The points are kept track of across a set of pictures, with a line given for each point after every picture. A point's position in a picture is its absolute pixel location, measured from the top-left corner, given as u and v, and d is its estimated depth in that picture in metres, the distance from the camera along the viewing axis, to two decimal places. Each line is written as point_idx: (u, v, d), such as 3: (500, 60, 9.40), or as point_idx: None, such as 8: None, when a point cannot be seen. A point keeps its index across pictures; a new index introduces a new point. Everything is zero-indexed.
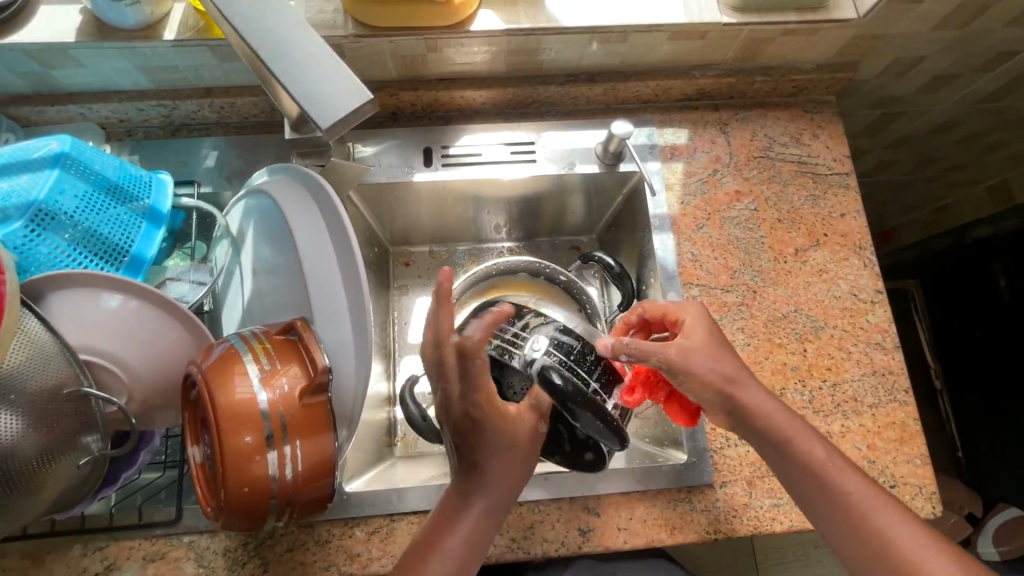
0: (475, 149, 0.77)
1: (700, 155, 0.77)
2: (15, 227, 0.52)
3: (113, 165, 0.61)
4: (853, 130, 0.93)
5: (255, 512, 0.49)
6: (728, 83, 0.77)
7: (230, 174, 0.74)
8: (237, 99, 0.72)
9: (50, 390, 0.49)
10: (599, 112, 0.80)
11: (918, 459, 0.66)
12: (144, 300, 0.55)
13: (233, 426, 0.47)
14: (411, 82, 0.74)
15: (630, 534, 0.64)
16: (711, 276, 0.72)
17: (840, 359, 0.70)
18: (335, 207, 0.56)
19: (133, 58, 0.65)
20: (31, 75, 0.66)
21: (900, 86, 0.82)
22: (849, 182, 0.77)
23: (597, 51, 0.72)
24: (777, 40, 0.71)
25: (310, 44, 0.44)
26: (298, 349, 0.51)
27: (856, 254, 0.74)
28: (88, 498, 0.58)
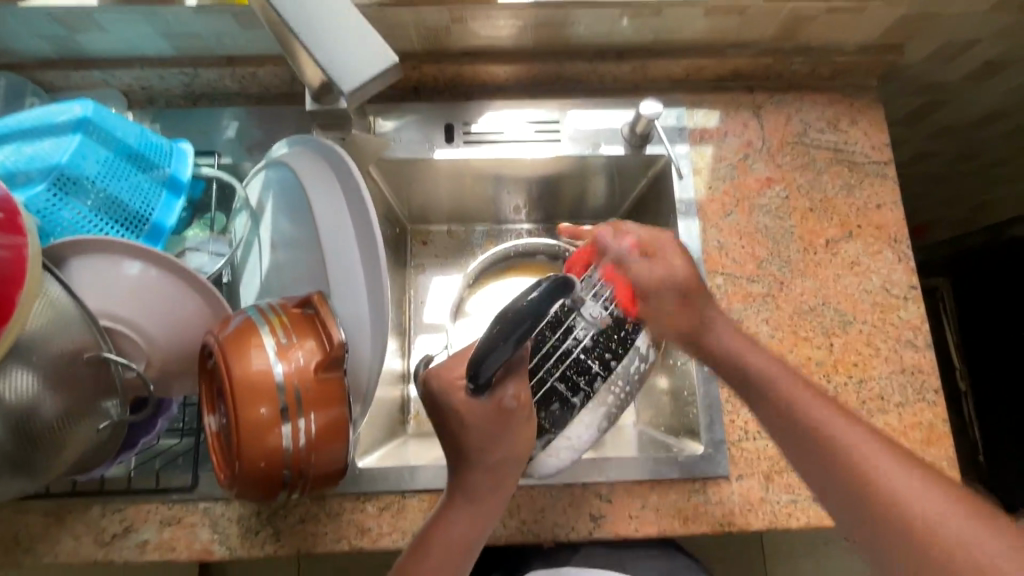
0: (498, 126, 0.75)
1: (731, 139, 0.74)
2: (38, 191, 0.53)
3: (135, 132, 0.61)
4: (893, 118, 0.89)
5: (269, 484, 0.49)
6: (764, 64, 0.74)
7: (250, 145, 0.73)
8: (259, 69, 0.71)
9: (71, 353, 0.50)
10: (626, 92, 0.77)
11: (944, 461, 0.64)
12: (162, 269, 0.55)
13: (249, 398, 0.47)
14: (434, 55, 0.72)
15: (641, 523, 0.63)
16: (736, 265, 0.70)
17: (868, 356, 0.67)
18: (353, 178, 0.56)
19: (156, 23, 0.64)
20: (55, 39, 0.66)
21: (947, 71, 0.77)
22: (888, 172, 0.73)
23: (628, 26, 0.69)
24: (820, 18, 0.68)
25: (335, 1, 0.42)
26: (314, 325, 0.50)
27: (890, 248, 0.71)
28: (108, 460, 0.59)
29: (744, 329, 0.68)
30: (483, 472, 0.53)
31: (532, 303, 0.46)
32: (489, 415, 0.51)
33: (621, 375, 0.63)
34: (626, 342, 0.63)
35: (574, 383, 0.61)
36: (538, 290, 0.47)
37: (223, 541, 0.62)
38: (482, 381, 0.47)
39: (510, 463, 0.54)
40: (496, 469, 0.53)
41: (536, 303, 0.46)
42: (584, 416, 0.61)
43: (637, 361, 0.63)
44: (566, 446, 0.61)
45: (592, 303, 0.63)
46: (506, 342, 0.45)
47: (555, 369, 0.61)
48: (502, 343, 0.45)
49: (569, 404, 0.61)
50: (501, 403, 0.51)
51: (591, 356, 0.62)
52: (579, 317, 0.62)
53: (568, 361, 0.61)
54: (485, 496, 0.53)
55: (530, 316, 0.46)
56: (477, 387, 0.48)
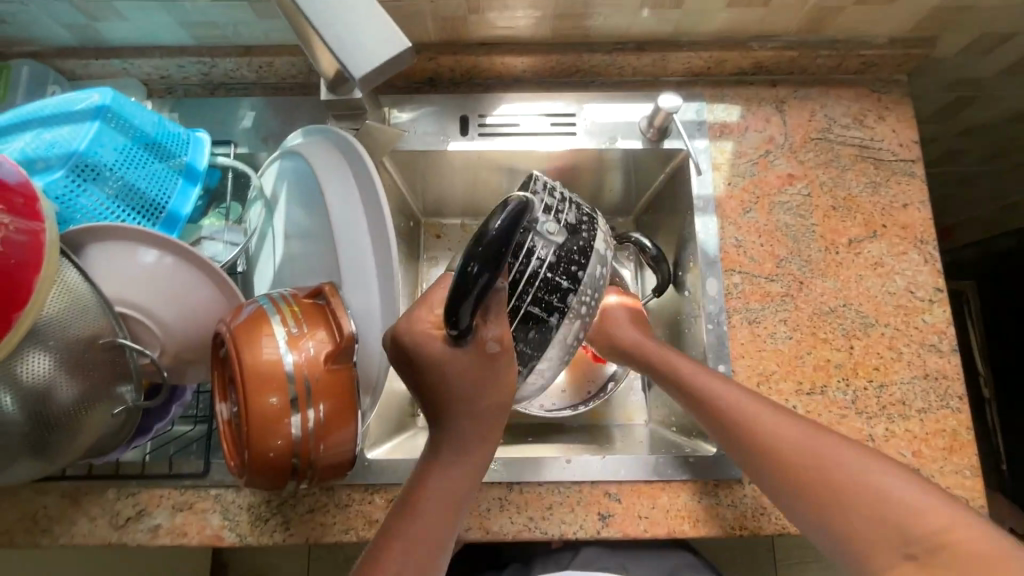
0: (513, 119, 0.74)
1: (752, 134, 0.73)
2: (56, 177, 0.53)
3: (152, 120, 0.61)
4: (922, 115, 0.86)
5: (278, 473, 0.50)
6: (789, 57, 0.72)
7: (266, 135, 0.73)
8: (276, 59, 0.71)
9: (86, 338, 0.50)
10: (645, 85, 0.75)
11: (967, 470, 0.62)
12: (177, 256, 0.56)
13: (258, 387, 0.47)
14: (451, 46, 0.72)
15: (651, 524, 0.62)
16: (755, 264, 0.68)
17: (890, 360, 0.65)
18: (367, 170, 0.56)
19: (174, 11, 0.64)
20: (77, 27, 0.66)
21: (981, 66, 0.75)
22: (916, 170, 0.71)
23: (648, 17, 0.68)
24: (848, 9, 0.66)
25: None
26: (325, 315, 0.50)
27: (916, 249, 0.69)
28: (122, 445, 0.60)
29: (761, 330, 0.66)
30: (469, 422, 0.47)
31: (500, 232, 0.38)
32: (472, 361, 0.45)
33: (592, 287, 0.52)
34: (586, 249, 0.52)
35: (547, 304, 0.50)
36: (503, 216, 0.38)
37: (233, 527, 0.63)
38: (464, 328, 0.41)
39: (499, 413, 0.48)
40: (485, 418, 0.47)
41: (512, 226, 0.38)
42: (559, 336, 0.51)
43: (602, 268, 0.53)
44: (546, 367, 0.53)
45: (547, 217, 0.50)
46: (486, 275, 0.38)
47: (524, 294, 0.49)
48: (482, 282, 0.38)
49: (545, 326, 0.51)
50: (485, 348, 0.44)
51: (555, 274, 0.50)
52: (535, 234, 0.50)
53: (535, 285, 0.50)
54: (473, 449, 0.47)
55: (506, 245, 0.38)
56: (459, 334, 0.42)
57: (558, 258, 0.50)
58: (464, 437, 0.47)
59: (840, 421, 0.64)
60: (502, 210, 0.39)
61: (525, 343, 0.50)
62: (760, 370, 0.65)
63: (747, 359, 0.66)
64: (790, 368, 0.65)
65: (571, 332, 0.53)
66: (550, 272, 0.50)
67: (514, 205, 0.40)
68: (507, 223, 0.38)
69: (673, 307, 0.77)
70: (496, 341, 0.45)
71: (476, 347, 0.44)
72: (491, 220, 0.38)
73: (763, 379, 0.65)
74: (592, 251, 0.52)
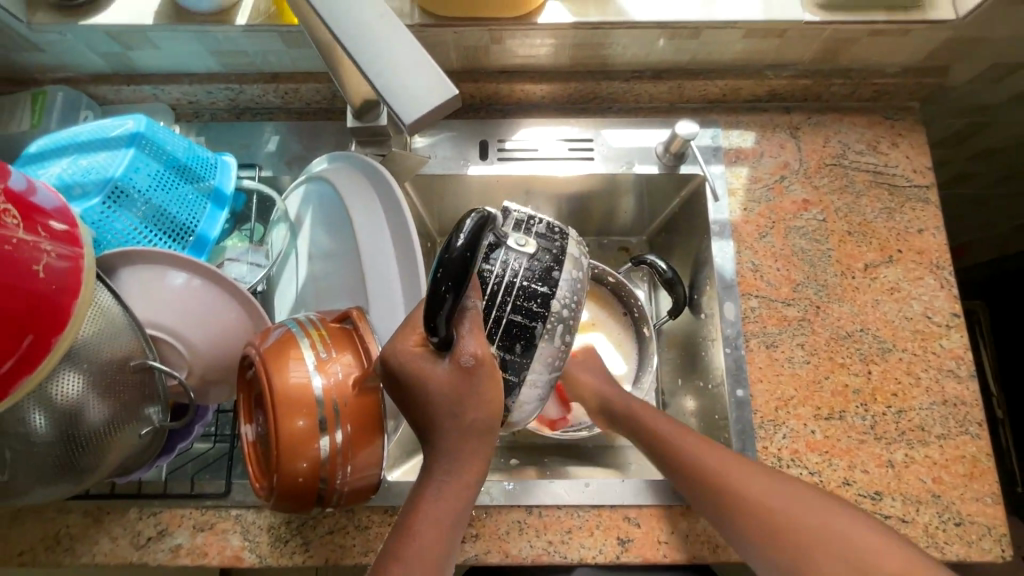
0: (532, 144, 0.76)
1: (767, 160, 0.74)
2: (93, 203, 0.55)
3: (183, 146, 0.63)
4: (933, 139, 0.87)
5: (304, 496, 0.50)
6: (803, 85, 0.73)
7: (289, 159, 0.75)
8: (301, 85, 0.73)
9: (118, 360, 0.51)
10: (661, 111, 0.77)
11: (988, 497, 0.62)
12: (205, 279, 0.57)
13: (288, 411, 0.47)
14: (471, 73, 0.73)
15: (670, 548, 0.62)
16: (771, 288, 0.69)
17: (908, 385, 0.66)
18: (394, 197, 0.57)
19: (206, 41, 0.66)
20: (111, 55, 0.69)
21: (993, 94, 0.76)
22: (930, 197, 0.72)
23: (665, 47, 0.69)
24: (862, 41, 0.67)
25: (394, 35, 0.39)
26: (353, 339, 0.51)
27: (932, 274, 0.69)
28: (146, 465, 0.60)
29: (778, 353, 0.67)
30: (455, 436, 0.45)
31: (463, 248, 0.39)
32: (450, 375, 0.44)
33: (571, 292, 0.52)
34: (559, 256, 0.52)
35: (529, 312, 0.50)
36: (465, 231, 0.40)
37: (253, 549, 0.63)
38: (442, 338, 0.42)
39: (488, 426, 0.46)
40: (470, 436, 0.45)
41: (474, 240, 0.40)
42: (545, 345, 0.51)
43: (577, 271, 0.53)
44: (538, 380, 0.52)
45: (515, 232, 0.52)
46: (454, 290, 0.39)
47: (502, 306, 0.50)
48: (448, 292, 0.39)
49: (530, 336, 0.50)
50: (462, 363, 0.44)
51: (528, 284, 0.51)
52: (504, 249, 0.51)
53: (508, 297, 0.50)
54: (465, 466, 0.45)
55: (469, 259, 0.39)
56: (440, 343, 0.43)
57: (532, 267, 0.51)
58: (453, 452, 0.45)
59: (859, 446, 0.64)
60: (465, 226, 0.40)
61: (512, 352, 0.50)
62: (778, 394, 0.65)
63: (766, 384, 0.66)
64: (809, 393, 0.65)
65: (560, 341, 0.52)
66: (526, 281, 0.51)
67: (478, 220, 0.41)
68: (469, 240, 0.39)
69: (690, 330, 0.77)
70: (472, 355, 0.44)
71: (455, 363, 0.44)
72: (452, 237, 0.40)
73: (781, 404, 0.65)
74: (565, 258, 0.53)
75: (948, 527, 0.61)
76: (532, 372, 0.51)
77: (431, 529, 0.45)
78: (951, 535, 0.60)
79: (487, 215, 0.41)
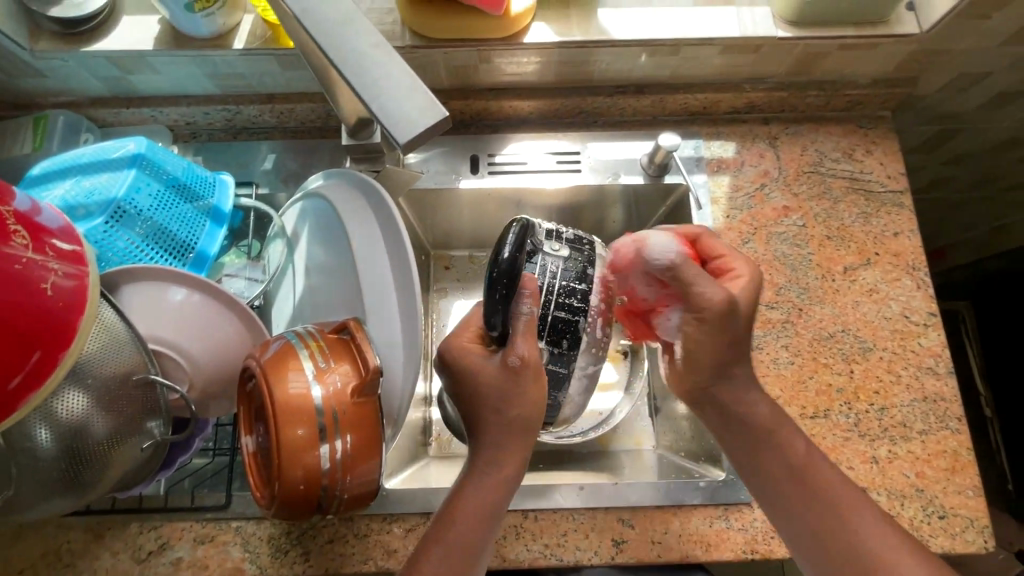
0: (521, 158, 0.78)
1: (748, 169, 0.77)
2: (96, 222, 0.56)
3: (182, 166, 0.65)
4: (907, 146, 0.91)
5: (305, 503, 0.51)
6: (780, 97, 0.76)
7: (285, 176, 0.77)
8: (297, 105, 0.75)
9: (122, 375, 0.52)
10: (644, 124, 0.80)
11: (970, 490, 0.64)
12: (205, 294, 0.59)
13: (289, 420, 0.49)
14: (461, 91, 0.76)
15: (664, 549, 0.63)
16: (755, 292, 0.71)
17: (889, 383, 0.68)
18: (388, 211, 0.59)
19: (204, 65, 0.68)
20: (111, 80, 0.71)
21: (961, 102, 0.79)
22: (904, 201, 0.75)
23: (646, 63, 0.72)
24: (834, 54, 0.70)
25: (387, 62, 0.41)
26: (350, 349, 0.53)
27: (909, 275, 0.72)
28: (147, 479, 0.61)
29: (763, 355, 0.69)
30: (501, 430, 0.53)
31: (508, 255, 0.50)
32: (500, 373, 0.53)
33: (602, 289, 0.65)
34: (589, 260, 0.65)
35: (570, 308, 0.63)
36: (509, 244, 0.51)
37: (254, 560, 0.64)
38: (497, 332, 0.52)
39: (528, 421, 0.54)
40: (512, 430, 0.53)
41: (517, 248, 0.51)
42: (586, 336, 0.64)
43: (606, 270, 0.66)
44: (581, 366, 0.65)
45: (551, 242, 0.64)
46: (502, 294, 0.50)
47: (548, 306, 0.62)
48: (500, 292, 0.50)
49: (574, 329, 0.63)
50: (509, 362, 0.52)
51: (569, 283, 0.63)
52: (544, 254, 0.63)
53: (558, 294, 0.63)
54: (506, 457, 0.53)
55: (512, 265, 0.50)
56: (499, 337, 0.52)
57: (569, 272, 0.64)
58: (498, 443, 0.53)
59: (844, 444, 0.66)
60: (508, 237, 0.51)
61: (557, 345, 0.63)
62: None
63: None
64: (794, 393, 0.68)
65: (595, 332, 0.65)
66: (566, 283, 0.63)
67: (518, 231, 0.52)
68: (512, 249, 0.50)
69: None
70: (517, 357, 0.52)
71: (502, 363, 0.53)
72: (499, 246, 0.51)
73: None
74: (595, 261, 0.66)
75: (932, 520, 0.63)
76: (578, 361, 0.64)
77: (479, 511, 0.52)
78: (935, 528, 0.62)
79: (526, 226, 0.52)
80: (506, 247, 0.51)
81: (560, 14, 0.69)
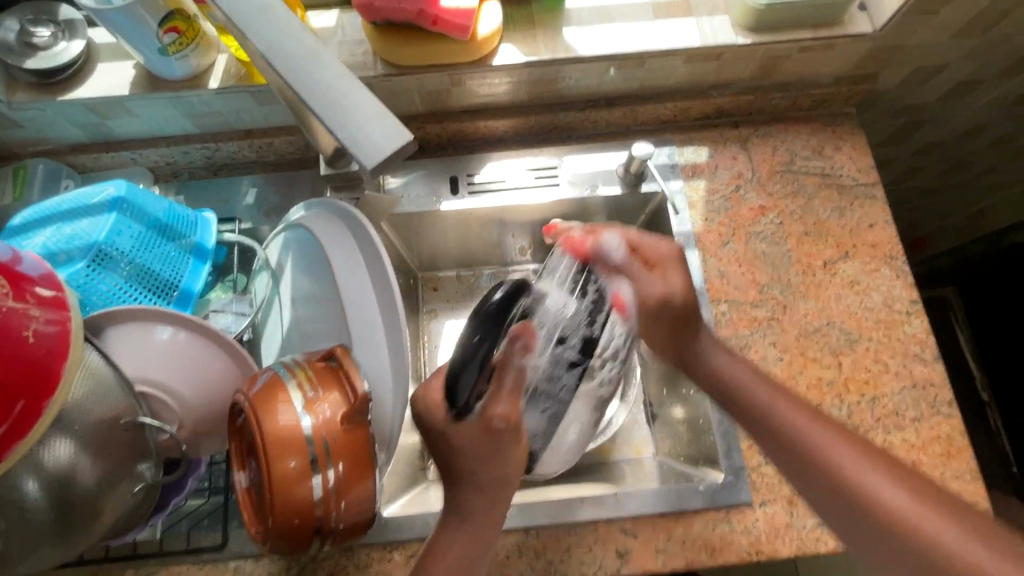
0: (499, 176, 0.79)
1: (722, 172, 0.78)
2: (77, 267, 0.57)
3: (163, 206, 0.65)
4: (877, 140, 0.93)
5: (299, 535, 0.51)
6: (746, 101, 0.78)
7: (268, 210, 0.78)
8: (275, 139, 0.76)
9: (109, 419, 0.52)
10: (618, 135, 0.82)
11: (967, 474, 0.64)
12: (191, 331, 0.59)
13: (279, 452, 0.48)
14: (437, 115, 0.77)
15: (669, 556, 0.63)
16: (739, 292, 0.72)
17: (878, 373, 0.68)
18: (368, 237, 0.60)
19: (181, 105, 0.69)
20: (89, 126, 0.72)
21: (922, 94, 0.82)
22: (876, 193, 0.76)
23: (615, 76, 0.74)
24: (794, 57, 0.72)
25: (352, 90, 0.42)
26: (339, 376, 0.52)
27: (887, 265, 0.73)
28: (141, 524, 0.60)
29: (752, 354, 0.70)
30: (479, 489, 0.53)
31: (494, 303, 0.49)
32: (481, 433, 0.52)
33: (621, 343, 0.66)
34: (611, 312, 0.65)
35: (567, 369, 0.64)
36: (500, 292, 0.50)
37: None
38: (461, 404, 0.49)
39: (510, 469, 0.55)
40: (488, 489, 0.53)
41: (508, 300, 0.50)
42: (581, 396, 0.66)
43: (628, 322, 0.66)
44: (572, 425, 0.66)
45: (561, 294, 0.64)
46: (482, 337, 0.47)
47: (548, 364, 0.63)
48: (477, 349, 0.47)
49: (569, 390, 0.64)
50: (490, 424, 0.52)
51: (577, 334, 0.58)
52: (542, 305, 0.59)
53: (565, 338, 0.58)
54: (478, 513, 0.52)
55: (498, 313, 0.49)
56: (459, 412, 0.50)
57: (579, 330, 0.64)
58: (469, 504, 0.52)
59: None
60: (498, 292, 0.50)
61: (546, 402, 0.63)
62: None
63: None
64: (785, 389, 0.68)
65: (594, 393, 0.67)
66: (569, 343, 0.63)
67: (510, 288, 0.51)
68: (501, 298, 0.50)
69: None
70: (501, 418, 0.53)
71: (480, 422, 0.52)
72: (488, 296, 0.50)
73: None
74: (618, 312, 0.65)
75: None
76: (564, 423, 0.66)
77: (458, 562, 0.51)
78: None
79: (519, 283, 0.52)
80: (495, 296, 0.50)
81: (526, 35, 0.70)
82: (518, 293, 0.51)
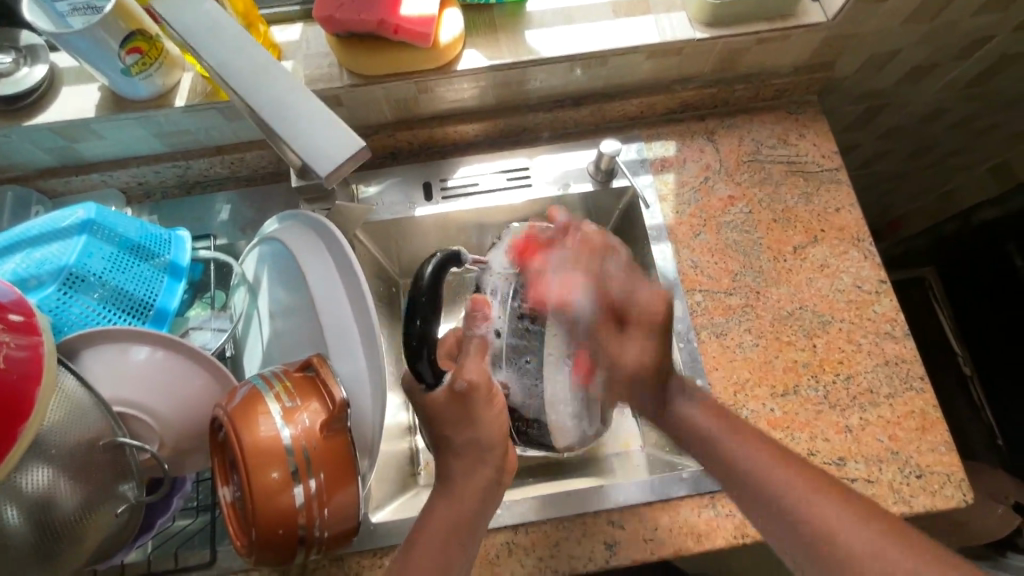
0: (472, 180, 0.80)
1: (690, 165, 0.80)
2: (49, 291, 0.56)
3: (135, 227, 0.65)
4: (842, 126, 0.95)
5: (284, 546, 0.51)
6: (710, 93, 0.80)
7: (243, 225, 0.78)
8: (246, 154, 0.76)
9: (88, 442, 0.52)
10: (587, 133, 0.83)
11: (942, 446, 0.66)
12: (168, 349, 0.59)
13: (260, 464, 0.49)
14: (407, 122, 0.78)
15: (657, 545, 0.64)
16: (712, 281, 0.74)
17: (851, 352, 0.70)
18: (342, 248, 0.61)
19: (148, 125, 0.70)
20: (57, 150, 0.71)
21: (880, 79, 0.84)
22: (841, 177, 0.78)
23: (581, 76, 0.75)
24: (753, 49, 0.74)
25: (303, 102, 0.43)
26: (316, 385, 0.53)
27: (855, 247, 0.75)
28: (127, 546, 0.60)
29: (728, 341, 0.71)
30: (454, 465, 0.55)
31: (426, 277, 0.54)
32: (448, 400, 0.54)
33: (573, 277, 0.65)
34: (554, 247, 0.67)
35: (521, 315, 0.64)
36: (431, 265, 0.55)
37: None
38: (426, 375, 0.54)
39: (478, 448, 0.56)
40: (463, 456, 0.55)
41: (439, 272, 0.55)
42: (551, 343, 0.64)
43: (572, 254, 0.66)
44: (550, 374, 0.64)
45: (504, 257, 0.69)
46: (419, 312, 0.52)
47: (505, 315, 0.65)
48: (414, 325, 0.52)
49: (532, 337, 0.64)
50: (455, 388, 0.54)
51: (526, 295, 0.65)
52: (490, 273, 0.68)
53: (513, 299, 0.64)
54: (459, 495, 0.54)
55: (430, 286, 0.54)
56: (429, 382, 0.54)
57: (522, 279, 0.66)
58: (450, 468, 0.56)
59: (817, 417, 0.67)
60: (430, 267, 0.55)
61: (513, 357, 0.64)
62: (734, 379, 0.69)
63: (721, 370, 0.69)
64: (762, 373, 0.69)
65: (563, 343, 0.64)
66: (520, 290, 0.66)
67: (443, 256, 0.56)
68: (431, 272, 0.54)
69: None
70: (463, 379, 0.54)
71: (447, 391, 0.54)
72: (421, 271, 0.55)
73: (737, 388, 0.68)
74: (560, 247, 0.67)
75: (910, 481, 0.64)
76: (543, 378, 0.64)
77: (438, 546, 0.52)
78: (915, 488, 0.64)
79: (452, 252, 0.56)
80: (426, 271, 0.54)
81: (489, 39, 0.71)
82: (448, 262, 0.56)
